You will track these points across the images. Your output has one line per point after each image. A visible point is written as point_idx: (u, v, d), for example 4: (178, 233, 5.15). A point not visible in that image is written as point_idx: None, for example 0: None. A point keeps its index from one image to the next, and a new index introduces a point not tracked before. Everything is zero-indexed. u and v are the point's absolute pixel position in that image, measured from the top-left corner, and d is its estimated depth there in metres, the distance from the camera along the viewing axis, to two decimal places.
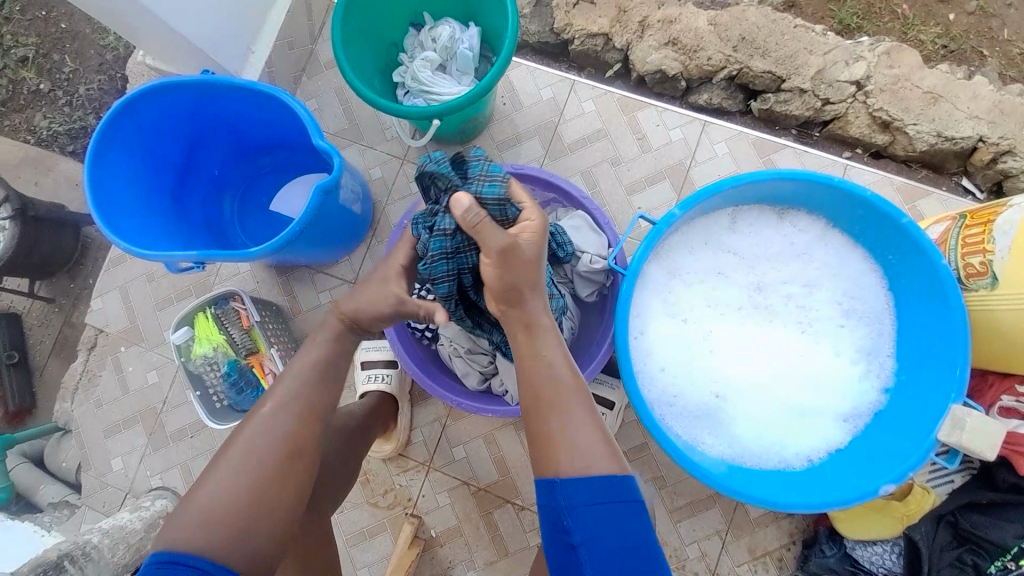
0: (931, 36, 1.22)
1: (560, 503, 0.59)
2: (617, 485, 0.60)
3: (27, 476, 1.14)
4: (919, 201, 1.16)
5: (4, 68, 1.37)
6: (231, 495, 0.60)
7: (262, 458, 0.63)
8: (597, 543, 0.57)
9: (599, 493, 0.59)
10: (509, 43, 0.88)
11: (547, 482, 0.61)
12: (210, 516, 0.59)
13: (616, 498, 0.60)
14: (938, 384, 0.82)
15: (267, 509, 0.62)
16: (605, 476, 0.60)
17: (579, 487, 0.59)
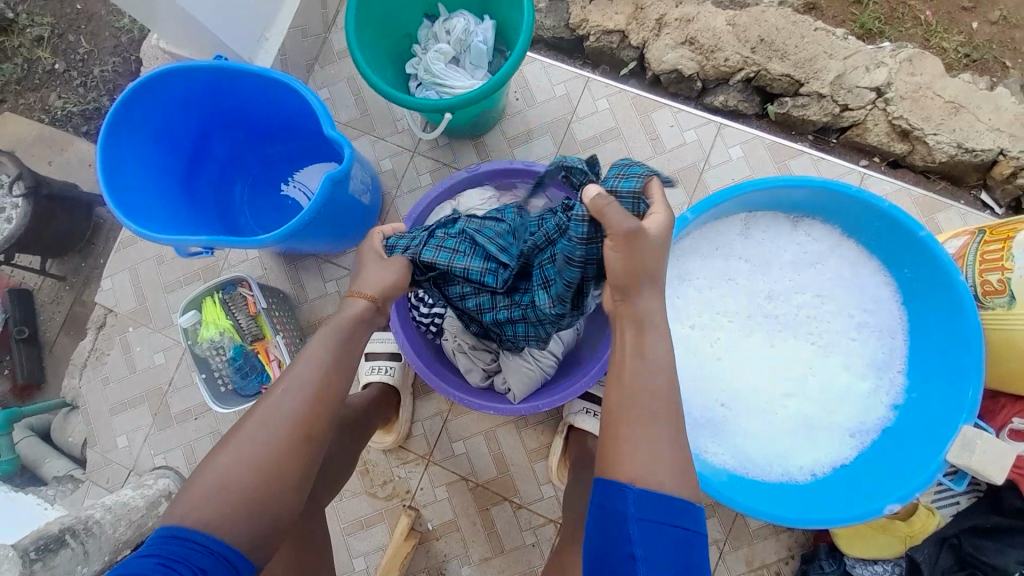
0: (955, 45, 1.19)
1: (626, 511, 0.56)
2: (688, 513, 0.57)
3: (32, 450, 1.16)
4: (935, 214, 1.14)
5: (21, 47, 1.37)
6: (236, 476, 0.59)
7: (268, 443, 0.61)
8: (656, 562, 0.54)
9: (668, 513, 0.56)
10: (524, 38, 0.87)
11: (616, 485, 0.57)
12: (214, 498, 0.58)
13: (682, 522, 0.56)
14: (950, 403, 0.82)
15: (272, 496, 0.60)
16: (676, 498, 0.56)
17: (649, 502, 0.55)
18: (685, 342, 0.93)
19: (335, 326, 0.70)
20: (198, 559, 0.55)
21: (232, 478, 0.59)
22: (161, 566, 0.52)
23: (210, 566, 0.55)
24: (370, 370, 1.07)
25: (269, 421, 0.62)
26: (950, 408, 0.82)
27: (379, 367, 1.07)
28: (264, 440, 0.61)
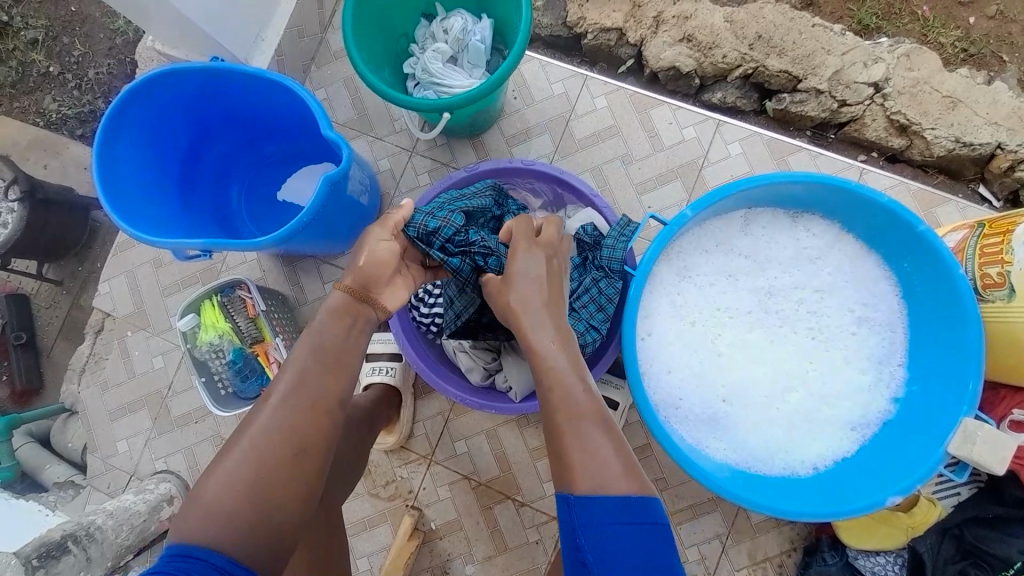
0: (951, 39, 1.19)
1: (575, 521, 0.61)
2: (638, 508, 0.61)
3: (33, 455, 1.16)
4: (934, 209, 1.14)
5: (14, 50, 1.36)
6: (234, 489, 0.60)
7: (266, 455, 0.62)
8: (609, 562, 0.58)
9: (616, 512, 0.60)
10: (522, 37, 0.86)
11: (565, 499, 0.63)
12: (215, 510, 0.59)
13: (634, 519, 0.60)
14: (950, 396, 0.82)
15: (271, 505, 0.61)
16: (622, 498, 0.60)
17: (593, 507, 0.60)
18: (686, 338, 0.93)
19: (335, 327, 0.70)
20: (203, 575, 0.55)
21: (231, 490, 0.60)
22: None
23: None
24: (371, 371, 1.07)
25: (264, 432, 0.63)
26: (950, 401, 0.82)
27: (380, 367, 1.06)
28: (261, 451, 0.62)
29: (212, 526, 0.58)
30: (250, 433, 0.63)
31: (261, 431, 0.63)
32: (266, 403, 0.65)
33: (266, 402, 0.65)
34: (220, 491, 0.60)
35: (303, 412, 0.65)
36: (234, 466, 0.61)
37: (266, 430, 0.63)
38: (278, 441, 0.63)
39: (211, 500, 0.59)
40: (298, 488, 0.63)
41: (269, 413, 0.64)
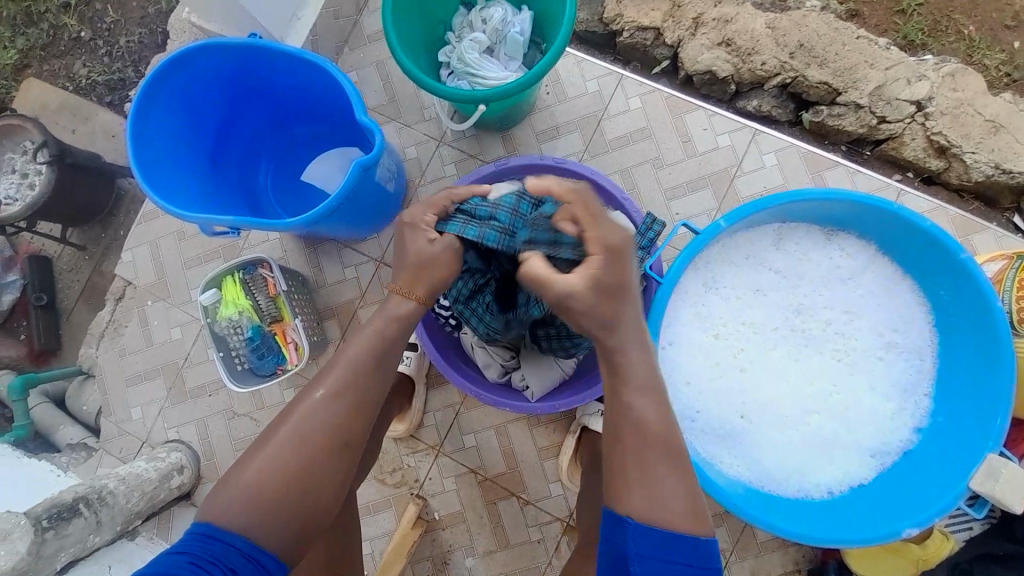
0: (996, 62, 1.15)
1: (628, 550, 0.59)
2: (698, 550, 0.59)
3: (48, 415, 1.18)
4: (969, 235, 1.11)
5: (47, 13, 1.37)
6: (277, 475, 0.62)
7: (303, 446, 0.64)
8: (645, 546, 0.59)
9: (673, 551, 0.59)
10: (565, 32, 0.85)
11: (615, 518, 0.61)
12: (257, 496, 0.60)
13: (691, 560, 0.59)
14: (975, 429, 0.81)
15: (308, 495, 0.63)
16: (681, 535, 0.59)
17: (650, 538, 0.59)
18: (708, 350, 0.92)
19: None
20: (231, 559, 0.57)
21: (274, 478, 0.62)
22: (194, 564, 0.55)
23: (240, 566, 0.57)
24: None
25: (313, 422, 0.65)
26: (976, 436, 0.80)
27: None
28: (308, 443, 0.64)
29: (251, 511, 0.60)
30: (297, 419, 0.65)
31: (312, 420, 0.65)
32: None
33: None
34: (262, 477, 0.61)
35: (352, 406, 0.67)
36: (276, 452, 0.63)
37: (315, 418, 0.65)
38: (329, 433, 0.65)
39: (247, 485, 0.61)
40: (334, 487, 0.65)
41: (320, 403, 0.66)
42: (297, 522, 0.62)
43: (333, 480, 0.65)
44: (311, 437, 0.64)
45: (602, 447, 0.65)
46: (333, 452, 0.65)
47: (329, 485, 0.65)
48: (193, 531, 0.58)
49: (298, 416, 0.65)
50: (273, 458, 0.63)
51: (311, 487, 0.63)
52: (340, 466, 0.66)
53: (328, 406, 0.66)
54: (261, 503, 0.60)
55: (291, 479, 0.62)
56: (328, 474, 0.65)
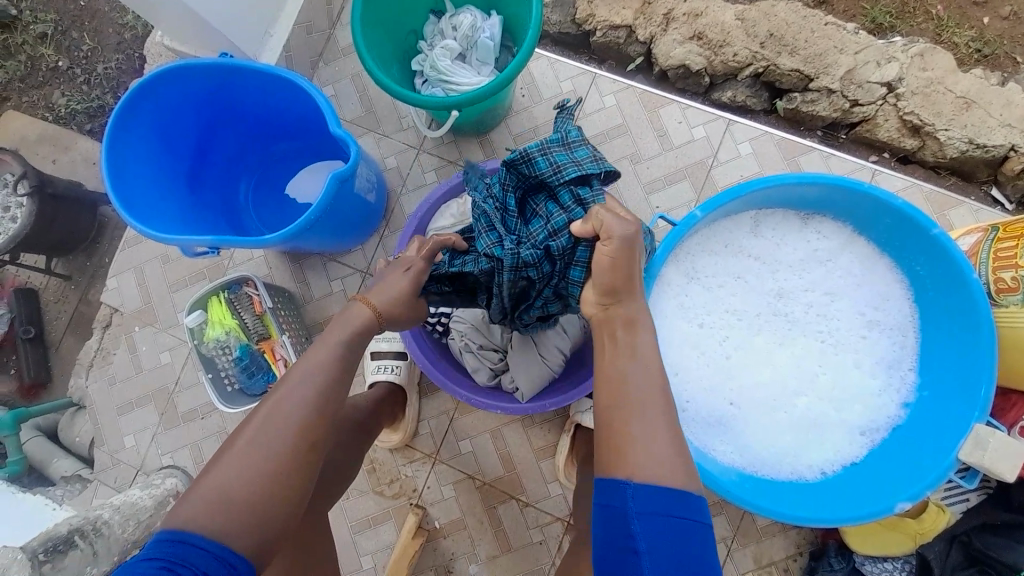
0: (966, 39, 1.17)
1: (628, 508, 0.57)
2: (688, 505, 0.57)
3: (38, 450, 1.15)
4: (946, 212, 1.13)
5: (20, 45, 1.37)
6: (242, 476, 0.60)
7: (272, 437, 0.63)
8: (660, 553, 0.54)
9: (674, 506, 0.57)
10: (532, 34, 0.85)
11: (613, 483, 0.58)
12: (229, 492, 0.59)
13: (684, 523, 0.56)
14: (960, 400, 0.82)
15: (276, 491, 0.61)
16: (674, 490, 0.57)
17: (652, 495, 0.56)
18: (694, 339, 0.93)
19: None
20: (200, 562, 0.55)
21: (246, 476, 0.60)
22: (165, 569, 0.53)
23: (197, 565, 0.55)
24: (376, 369, 1.06)
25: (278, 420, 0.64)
26: (962, 408, 0.81)
27: (385, 366, 1.06)
28: (268, 425, 0.63)
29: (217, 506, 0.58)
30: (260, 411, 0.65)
31: (276, 417, 0.64)
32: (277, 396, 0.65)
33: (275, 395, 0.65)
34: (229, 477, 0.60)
35: None
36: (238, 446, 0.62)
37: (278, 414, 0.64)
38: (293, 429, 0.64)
39: (219, 484, 0.60)
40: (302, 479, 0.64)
41: (287, 386, 0.66)
42: (267, 522, 0.60)
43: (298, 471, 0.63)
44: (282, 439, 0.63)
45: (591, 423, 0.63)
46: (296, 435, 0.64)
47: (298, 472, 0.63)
48: (160, 538, 0.56)
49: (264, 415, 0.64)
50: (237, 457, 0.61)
51: (286, 475, 0.62)
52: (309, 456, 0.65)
53: (295, 404, 0.65)
54: (227, 500, 0.59)
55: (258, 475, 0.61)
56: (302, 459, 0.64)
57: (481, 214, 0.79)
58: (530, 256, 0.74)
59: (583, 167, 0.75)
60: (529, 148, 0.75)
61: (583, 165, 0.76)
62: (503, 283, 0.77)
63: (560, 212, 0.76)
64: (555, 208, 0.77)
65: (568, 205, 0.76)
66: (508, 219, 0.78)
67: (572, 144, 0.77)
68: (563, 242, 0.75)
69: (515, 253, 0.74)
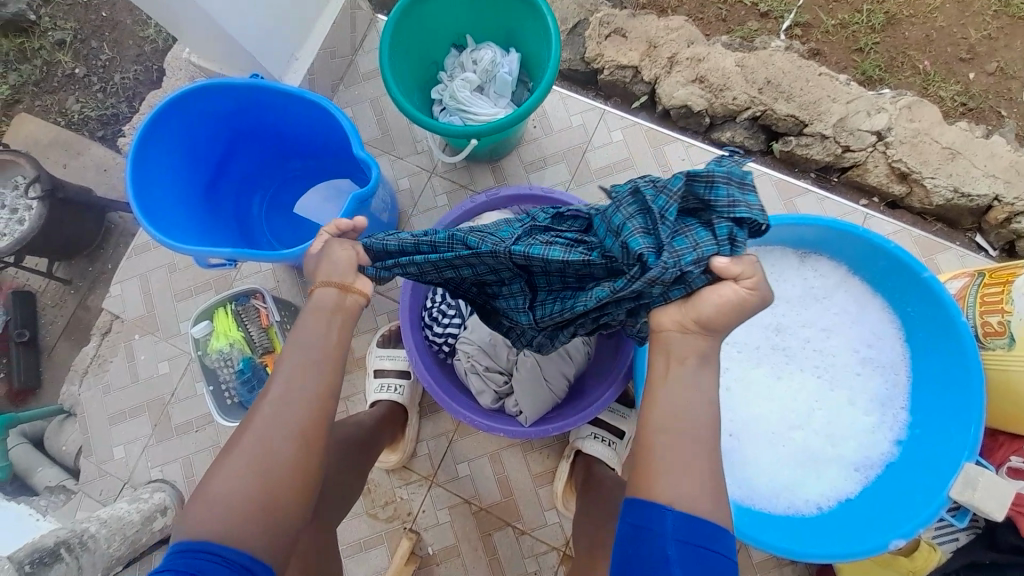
0: (952, 93, 1.25)
1: (664, 533, 0.55)
2: (718, 537, 0.56)
3: (24, 457, 1.13)
4: (935, 255, 1.18)
5: (39, 50, 1.40)
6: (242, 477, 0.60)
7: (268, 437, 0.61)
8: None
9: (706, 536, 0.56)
10: (550, 72, 0.90)
11: (647, 505, 0.57)
12: (234, 502, 0.59)
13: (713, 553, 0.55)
14: (950, 439, 0.84)
15: (276, 501, 0.60)
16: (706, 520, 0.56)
17: (682, 521, 0.55)
18: None
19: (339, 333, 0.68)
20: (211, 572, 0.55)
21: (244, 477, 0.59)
22: None
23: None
24: (379, 388, 1.06)
25: (276, 421, 0.62)
26: (952, 448, 0.83)
27: (388, 385, 1.06)
28: (269, 436, 0.61)
29: (222, 511, 0.58)
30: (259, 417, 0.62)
31: (274, 427, 0.62)
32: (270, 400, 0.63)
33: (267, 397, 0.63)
34: (230, 479, 0.60)
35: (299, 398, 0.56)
36: (238, 455, 0.60)
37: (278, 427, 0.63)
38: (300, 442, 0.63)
39: (219, 487, 0.59)
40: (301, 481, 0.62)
41: (283, 391, 0.63)
42: (266, 533, 0.59)
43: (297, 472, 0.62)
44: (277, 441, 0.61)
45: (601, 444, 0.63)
46: (298, 446, 0.62)
47: (300, 481, 0.62)
48: (174, 549, 0.57)
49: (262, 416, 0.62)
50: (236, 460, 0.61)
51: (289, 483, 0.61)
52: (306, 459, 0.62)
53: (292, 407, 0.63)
54: (232, 509, 0.59)
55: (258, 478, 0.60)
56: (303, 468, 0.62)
57: (633, 208, 0.62)
58: (671, 276, 0.58)
59: (753, 211, 0.60)
60: (714, 171, 0.61)
61: (753, 208, 0.61)
62: (621, 290, 0.60)
63: (713, 242, 0.59)
64: (706, 235, 0.60)
65: (722, 239, 0.60)
66: (663, 226, 0.59)
67: (747, 183, 0.61)
68: (693, 276, 0.59)
69: (662, 267, 0.57)
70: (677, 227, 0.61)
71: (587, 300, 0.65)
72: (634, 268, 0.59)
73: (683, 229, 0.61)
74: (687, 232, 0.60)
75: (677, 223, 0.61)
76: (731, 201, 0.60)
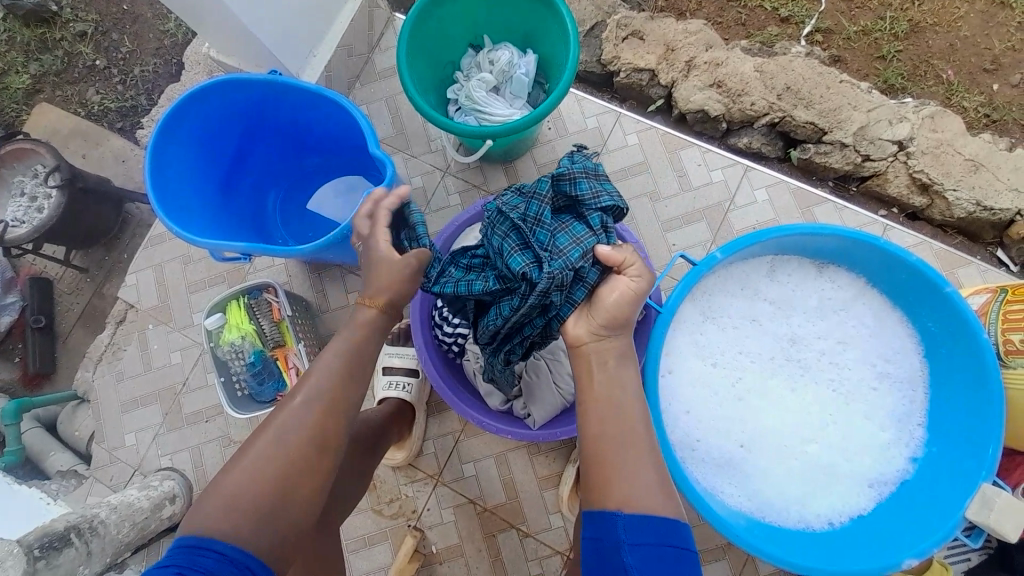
0: (975, 104, 1.23)
1: (620, 540, 0.58)
2: (673, 531, 0.59)
3: (38, 441, 1.16)
4: (954, 269, 1.16)
5: (62, 41, 1.42)
6: (258, 480, 0.61)
7: (288, 442, 0.64)
8: None
9: (659, 531, 0.58)
10: (568, 75, 0.90)
11: (602, 514, 0.60)
12: (241, 506, 0.60)
13: (671, 548, 0.58)
14: (967, 459, 0.82)
15: (283, 511, 0.61)
16: (659, 517, 0.59)
17: (635, 523, 0.58)
18: (707, 379, 0.94)
19: None
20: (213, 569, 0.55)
21: (259, 479, 0.61)
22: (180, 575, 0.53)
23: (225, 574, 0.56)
24: (387, 385, 1.06)
25: (293, 428, 0.65)
26: (970, 468, 0.81)
27: (396, 382, 1.06)
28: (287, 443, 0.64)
29: (228, 514, 0.59)
30: (278, 421, 0.65)
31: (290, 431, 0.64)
32: (293, 403, 0.66)
33: (291, 401, 0.66)
34: (246, 482, 0.61)
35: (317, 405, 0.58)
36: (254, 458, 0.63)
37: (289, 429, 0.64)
38: None
39: (234, 488, 0.61)
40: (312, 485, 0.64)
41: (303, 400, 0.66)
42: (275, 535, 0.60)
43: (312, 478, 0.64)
44: (291, 446, 0.64)
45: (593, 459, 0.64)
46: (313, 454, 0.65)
47: (309, 494, 0.64)
48: (178, 544, 0.56)
49: (278, 423, 0.65)
50: (253, 461, 0.62)
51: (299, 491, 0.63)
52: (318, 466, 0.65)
53: (304, 414, 0.66)
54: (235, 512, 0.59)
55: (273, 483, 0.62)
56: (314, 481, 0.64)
57: (508, 227, 0.74)
58: (562, 276, 0.68)
59: (610, 198, 0.75)
60: (573, 169, 0.75)
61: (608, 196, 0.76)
62: (523, 305, 0.71)
63: (587, 234, 0.72)
64: (583, 228, 0.73)
65: (596, 229, 0.74)
66: (538, 234, 0.72)
67: (599, 174, 0.77)
68: (585, 270, 0.71)
69: (549, 273, 0.68)
70: (555, 234, 0.72)
71: (506, 317, 0.73)
72: (526, 283, 0.70)
73: (558, 233, 0.72)
74: (563, 232, 0.72)
75: (552, 228, 0.73)
76: (591, 191, 0.75)
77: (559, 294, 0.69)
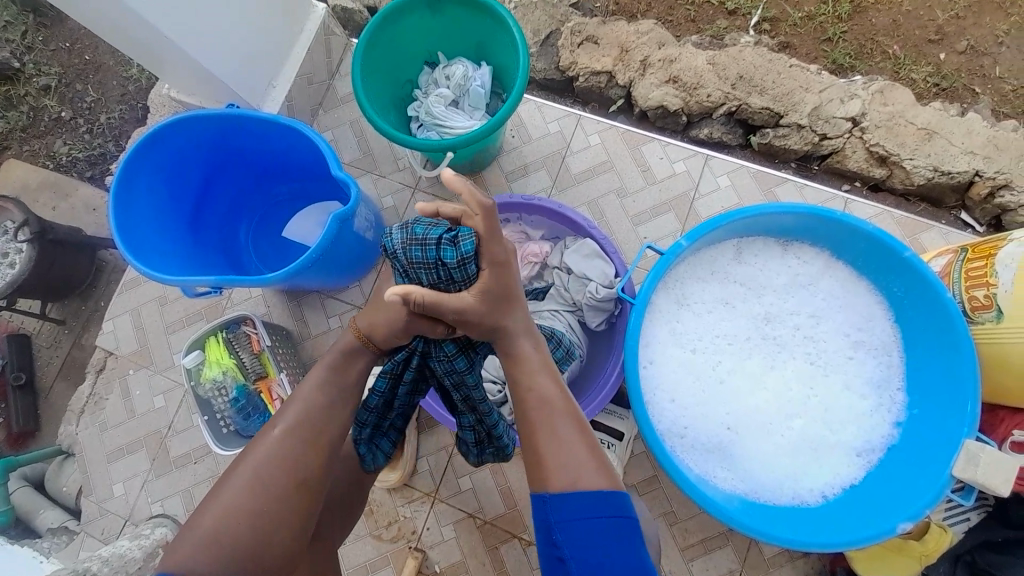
0: (923, 75, 1.27)
1: (550, 519, 0.59)
2: (605, 502, 0.59)
3: (26, 500, 1.12)
4: (918, 235, 1.19)
5: (25, 97, 1.42)
6: (235, 520, 0.63)
7: (262, 481, 0.65)
8: (586, 557, 0.56)
9: (591, 506, 0.58)
10: (520, 82, 0.92)
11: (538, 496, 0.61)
12: (220, 545, 0.61)
13: (605, 516, 0.58)
14: (950, 418, 0.83)
15: (254, 561, 0.63)
16: (592, 492, 0.59)
17: (562, 502, 0.59)
18: (687, 365, 0.95)
19: None
20: None
21: (236, 522, 0.63)
22: None
23: None
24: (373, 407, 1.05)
25: (269, 464, 0.67)
26: (951, 426, 0.82)
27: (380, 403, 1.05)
28: (264, 482, 0.65)
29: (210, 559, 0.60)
30: (255, 457, 0.67)
31: (267, 470, 0.66)
32: (276, 433, 0.69)
33: (275, 432, 0.69)
34: (219, 527, 0.62)
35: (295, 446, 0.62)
36: (233, 499, 0.64)
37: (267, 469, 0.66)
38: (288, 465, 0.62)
39: (212, 526, 0.62)
40: (293, 519, 0.66)
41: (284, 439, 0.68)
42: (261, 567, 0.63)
43: (289, 514, 0.66)
44: (264, 482, 0.66)
45: (525, 435, 0.65)
46: (287, 503, 0.67)
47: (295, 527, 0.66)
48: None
49: (255, 460, 0.67)
50: (229, 505, 0.64)
51: (280, 522, 0.65)
52: (297, 504, 0.67)
53: (291, 453, 0.68)
54: (214, 556, 0.61)
55: (246, 523, 0.63)
56: (293, 514, 0.67)
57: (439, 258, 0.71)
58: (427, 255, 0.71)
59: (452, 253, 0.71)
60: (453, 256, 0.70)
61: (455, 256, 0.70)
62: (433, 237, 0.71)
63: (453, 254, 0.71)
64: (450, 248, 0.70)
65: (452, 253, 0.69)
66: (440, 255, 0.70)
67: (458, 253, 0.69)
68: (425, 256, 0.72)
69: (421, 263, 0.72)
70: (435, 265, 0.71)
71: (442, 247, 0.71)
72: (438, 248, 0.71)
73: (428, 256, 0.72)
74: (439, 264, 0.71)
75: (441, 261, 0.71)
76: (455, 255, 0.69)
77: (416, 251, 0.71)
